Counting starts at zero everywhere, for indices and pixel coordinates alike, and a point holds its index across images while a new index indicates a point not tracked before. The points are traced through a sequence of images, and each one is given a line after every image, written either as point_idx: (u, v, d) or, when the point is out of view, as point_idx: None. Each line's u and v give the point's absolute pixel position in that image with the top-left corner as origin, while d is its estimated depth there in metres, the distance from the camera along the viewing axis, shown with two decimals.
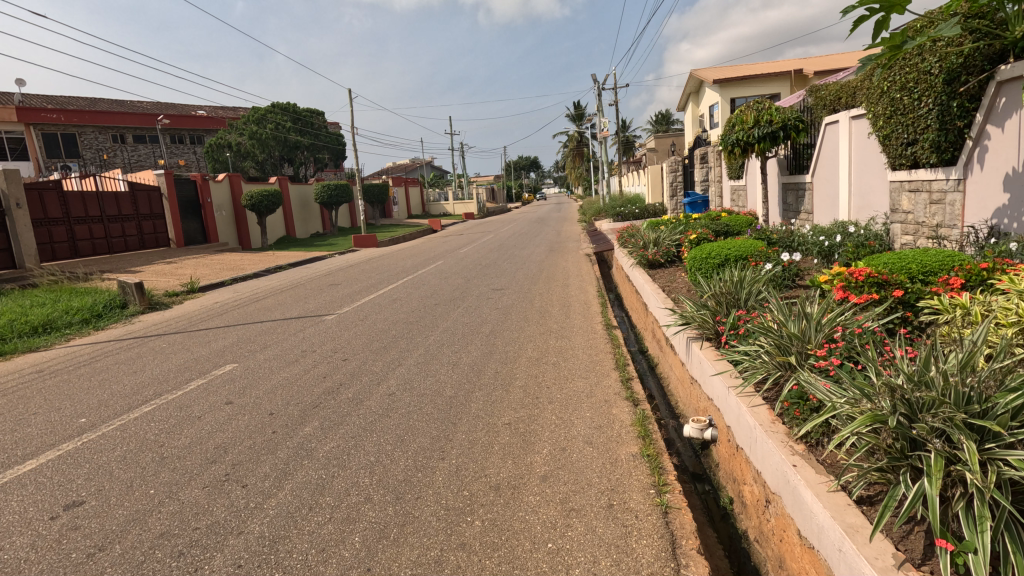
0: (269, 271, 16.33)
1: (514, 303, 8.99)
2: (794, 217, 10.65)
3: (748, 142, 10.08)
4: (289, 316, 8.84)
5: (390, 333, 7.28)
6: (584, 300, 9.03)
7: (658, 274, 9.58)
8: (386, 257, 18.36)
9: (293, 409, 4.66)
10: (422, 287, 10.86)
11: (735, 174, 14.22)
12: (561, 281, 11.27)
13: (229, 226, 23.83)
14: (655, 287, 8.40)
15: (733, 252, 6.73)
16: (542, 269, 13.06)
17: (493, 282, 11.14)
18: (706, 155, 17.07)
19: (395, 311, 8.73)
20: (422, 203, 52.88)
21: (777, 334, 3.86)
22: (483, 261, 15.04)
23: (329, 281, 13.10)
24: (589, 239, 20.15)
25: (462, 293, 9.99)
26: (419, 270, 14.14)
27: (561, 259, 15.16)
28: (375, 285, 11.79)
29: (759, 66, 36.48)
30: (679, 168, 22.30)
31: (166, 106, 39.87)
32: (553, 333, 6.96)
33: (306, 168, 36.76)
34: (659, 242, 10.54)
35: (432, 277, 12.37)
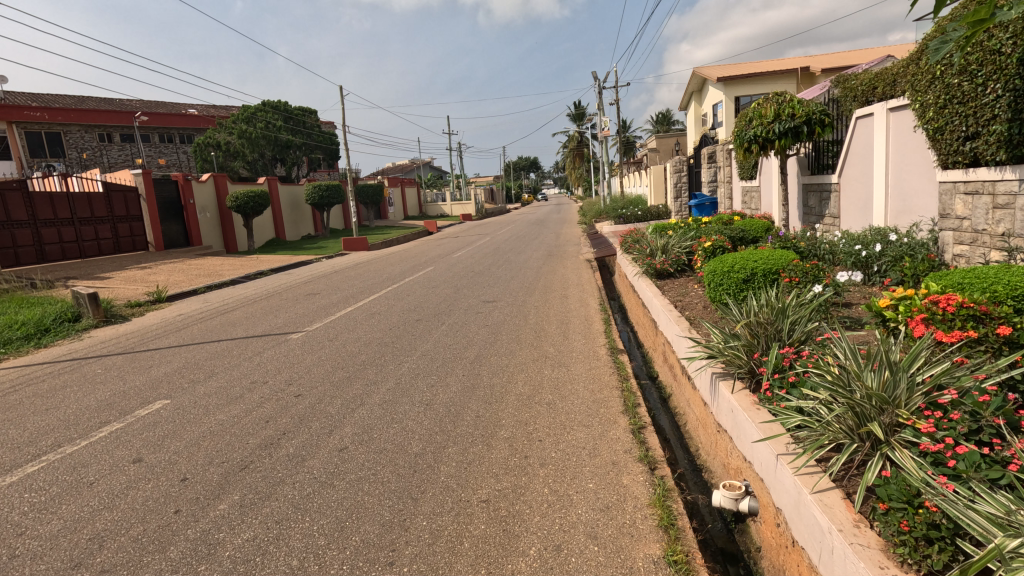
0: (248, 277, 15.32)
1: (506, 319, 7.96)
2: (817, 221, 9.62)
3: (767, 138, 9.07)
4: (251, 334, 7.81)
5: (360, 358, 6.27)
6: (585, 316, 8.00)
7: (669, 286, 8.55)
8: (374, 262, 17.31)
9: (212, 473, 3.64)
10: (406, 299, 9.84)
11: (748, 174, 13.17)
12: (559, 291, 10.25)
13: (214, 228, 22.83)
14: (666, 302, 7.38)
15: (760, 266, 5.72)
16: (539, 277, 12.02)
17: (485, 293, 10.11)
18: (714, 154, 16.04)
19: (371, 328, 7.72)
20: (419, 204, 51.81)
21: (850, 391, 2.85)
22: (476, 268, 14.01)
23: (308, 290, 12.07)
24: (589, 242, 19.07)
25: (448, 307, 8.98)
26: (408, 277, 13.11)
27: (560, 266, 14.12)
28: (355, 296, 10.76)
29: (764, 64, 35.51)
30: (684, 168, 21.28)
31: (155, 105, 38.80)
32: (549, 359, 5.94)
33: (298, 168, 35.71)
34: (668, 249, 9.54)
35: (419, 287, 11.35)
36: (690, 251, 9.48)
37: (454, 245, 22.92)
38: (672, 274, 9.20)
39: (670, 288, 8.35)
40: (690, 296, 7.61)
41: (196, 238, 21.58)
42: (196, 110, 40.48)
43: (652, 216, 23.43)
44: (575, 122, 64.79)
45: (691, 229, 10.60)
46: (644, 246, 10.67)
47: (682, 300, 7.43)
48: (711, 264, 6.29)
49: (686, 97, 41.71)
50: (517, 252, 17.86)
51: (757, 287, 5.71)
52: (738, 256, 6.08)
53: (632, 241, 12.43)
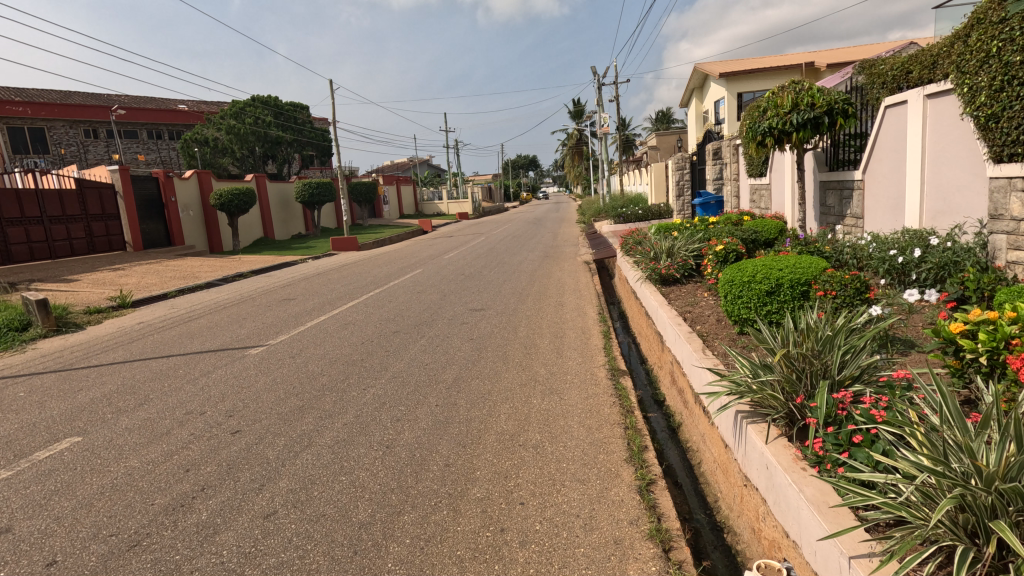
0: (226, 279, 14.44)
1: (493, 331, 7.11)
2: (837, 222, 8.77)
3: (784, 131, 8.21)
4: (208, 348, 6.94)
5: (322, 380, 5.41)
6: (582, 328, 7.15)
7: (676, 294, 7.70)
8: (361, 263, 16.44)
9: (91, 555, 2.78)
10: (387, 307, 8.98)
11: (757, 171, 12.30)
12: (554, 297, 9.40)
13: (197, 227, 21.94)
14: (673, 313, 6.55)
15: (787, 276, 4.87)
16: (533, 282, 11.16)
17: (473, 300, 9.26)
18: (720, 150, 15.19)
19: (341, 342, 6.85)
20: (415, 203, 50.90)
21: (964, 474, 2.01)
22: (467, 270, 13.15)
23: (285, 294, 11.21)
24: (588, 243, 18.21)
25: (431, 317, 8.11)
26: (393, 280, 12.26)
27: (556, 268, 13.25)
28: (333, 302, 9.90)
29: (767, 60, 34.69)
30: (687, 165, 20.43)
31: (145, 100, 37.86)
32: (539, 384, 5.08)
33: (289, 166, 34.80)
34: (674, 252, 8.69)
35: (404, 292, 10.49)
36: (699, 254, 8.62)
37: (447, 245, 22.04)
38: (678, 280, 8.35)
39: (677, 296, 7.50)
40: (700, 306, 6.77)
41: (178, 237, 20.70)
42: (186, 106, 39.53)
43: (652, 215, 22.59)
44: (574, 119, 63.93)
45: (698, 230, 9.74)
46: (647, 249, 9.81)
47: (692, 312, 6.58)
48: (728, 272, 5.47)
49: (687, 93, 40.86)
50: (512, 253, 16.98)
51: (783, 300, 4.87)
52: (759, 264, 5.24)
53: (634, 243, 11.58)
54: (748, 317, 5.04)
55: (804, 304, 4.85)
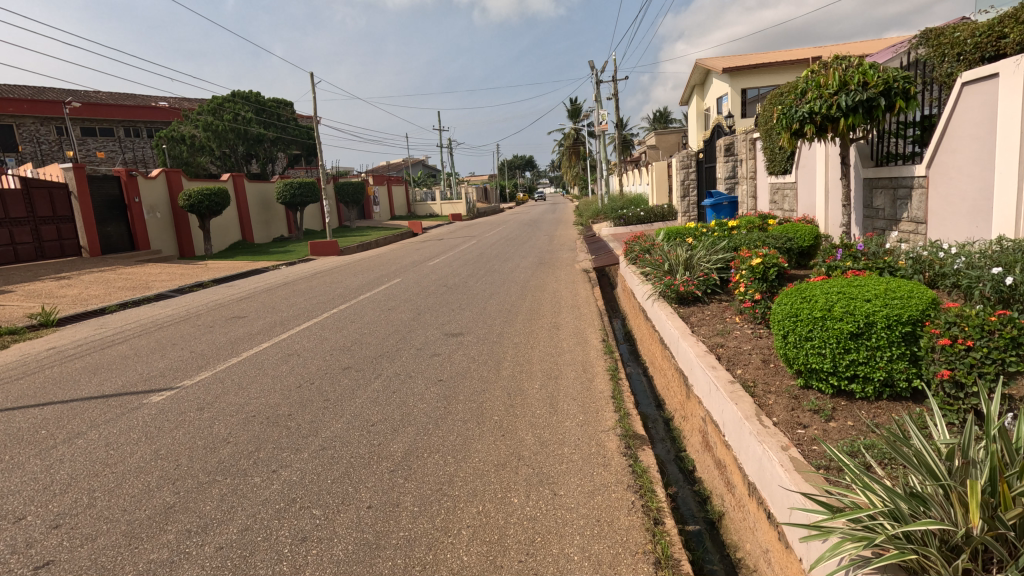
0: (182, 289, 12.88)
1: (469, 368, 5.60)
2: (888, 227, 7.28)
3: (829, 116, 6.70)
4: (103, 391, 5.41)
5: (221, 452, 3.89)
6: (583, 363, 5.64)
7: (701, 319, 6.18)
8: (336, 271, 14.85)
9: None
10: (345, 330, 7.46)
11: (782, 169, 10.75)
12: (549, 317, 7.89)
13: (165, 230, 20.38)
14: (701, 348, 5.05)
15: (884, 311, 3.35)
16: (525, 295, 9.65)
17: (451, 321, 7.76)
18: (733, 145, 13.70)
19: (273, 384, 5.35)
20: (407, 204, 49.24)
21: None
22: (451, 280, 11.64)
23: (237, 310, 9.68)
24: (587, 248, 16.67)
25: (396, 345, 6.62)
26: (365, 292, 10.75)
27: (551, 277, 11.70)
28: (287, 322, 8.37)
29: (772, 55, 33.30)
30: (693, 163, 18.95)
31: (123, 97, 36.29)
32: (524, 466, 3.56)
33: (272, 165, 33.17)
34: (693, 265, 7.20)
35: (373, 309, 8.97)
36: (723, 267, 7.15)
37: (434, 250, 20.43)
38: (699, 300, 6.86)
39: (702, 323, 6.00)
40: (736, 339, 5.26)
41: (142, 241, 19.14)
42: (166, 102, 37.90)
43: (654, 217, 21.10)
44: (571, 118, 62.53)
45: (719, 235, 8.25)
46: (657, 258, 8.32)
47: (727, 347, 5.06)
48: (787, 301, 3.97)
49: (687, 90, 39.52)
50: (503, 259, 15.44)
51: (878, 346, 3.36)
52: (832, 291, 3.74)
53: (641, 250, 10.08)
54: (824, 367, 3.54)
55: (910, 351, 3.34)
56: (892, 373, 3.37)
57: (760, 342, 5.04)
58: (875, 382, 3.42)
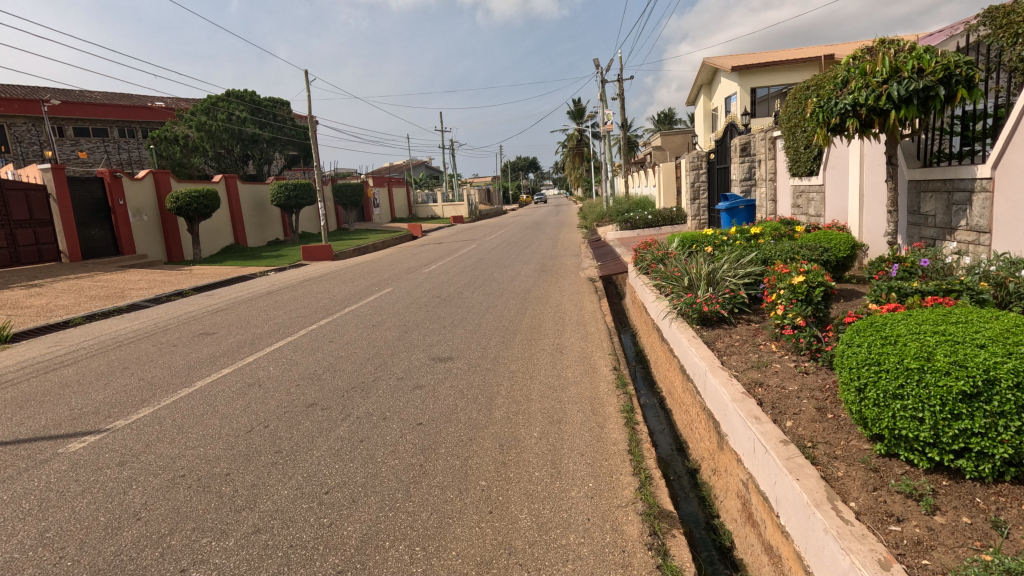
0: (158, 299, 12.01)
1: (455, 407, 4.70)
2: (940, 237, 6.36)
3: (876, 108, 5.78)
4: (17, 435, 4.53)
5: (123, 536, 3.01)
6: (592, 402, 4.74)
7: (730, 347, 5.26)
8: (324, 278, 13.96)
9: None
10: (321, 353, 6.58)
11: (807, 170, 9.78)
12: (552, 336, 6.99)
13: (152, 234, 19.57)
14: (736, 389, 4.15)
15: (1012, 363, 2.43)
16: (525, 309, 8.74)
17: (440, 342, 6.86)
18: (749, 144, 12.79)
19: (219, 427, 4.46)
20: (408, 206, 48.32)
21: None
22: (446, 290, 10.76)
23: (209, 325, 8.83)
24: (592, 254, 15.74)
25: (375, 373, 5.72)
26: (351, 303, 9.88)
27: (554, 287, 10.78)
28: (258, 340, 7.49)
29: (781, 54, 32.42)
30: (703, 165, 18.11)
31: (118, 97, 35.58)
32: (516, 568, 2.66)
33: (269, 166, 32.38)
34: (716, 280, 6.29)
35: (356, 325, 8.09)
36: (752, 282, 6.22)
37: (432, 254, 19.51)
38: (725, 321, 5.93)
39: (732, 353, 5.07)
40: (777, 378, 4.32)
41: (127, 245, 18.34)
42: (163, 102, 37.20)
43: (662, 220, 20.14)
44: (575, 119, 61.65)
45: (743, 245, 7.35)
46: (673, 271, 7.40)
47: (768, 389, 4.14)
48: (858, 341, 3.04)
49: (694, 90, 38.59)
50: (503, 266, 14.52)
51: (1002, 413, 2.44)
52: (925, 331, 2.81)
53: (654, 260, 9.15)
54: (920, 437, 2.63)
55: None
56: (1021, 450, 2.46)
57: (809, 383, 4.11)
58: (995, 460, 2.52)
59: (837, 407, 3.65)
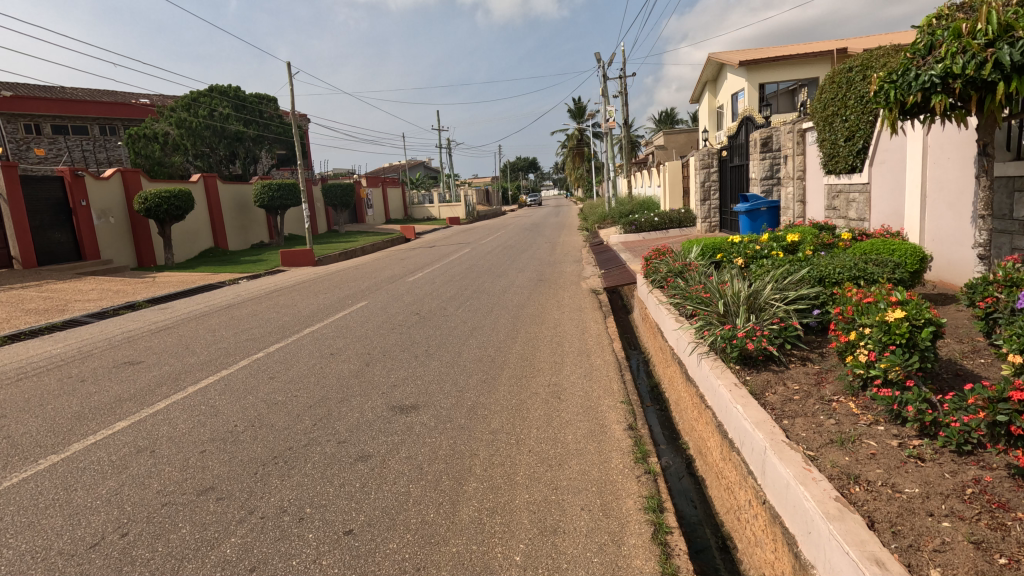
0: (103, 313, 10.58)
1: (404, 501, 3.28)
2: None
3: (974, 80, 4.37)
4: None
5: None
6: (603, 493, 3.31)
7: (788, 405, 3.84)
8: (298, 288, 12.56)
9: None
10: (253, 397, 5.17)
11: (847, 166, 8.34)
12: (548, 373, 5.57)
13: (120, 237, 18.17)
14: (824, 488, 2.74)
15: None
16: (516, 332, 7.32)
17: (407, 382, 5.44)
18: (771, 139, 11.39)
19: (54, 536, 3.03)
20: (403, 206, 46.86)
21: None
22: (427, 305, 9.35)
23: (141, 350, 7.42)
24: (595, 260, 14.27)
25: (310, 433, 4.29)
26: (314, 322, 8.46)
27: (552, 302, 9.33)
28: (185, 375, 6.06)
29: (791, 48, 31.00)
30: (713, 163, 16.74)
31: (102, 94, 34.19)
32: None
33: (255, 165, 30.95)
34: (758, 305, 4.88)
35: (311, 354, 6.66)
36: (805, 308, 4.82)
37: (421, 259, 18.07)
38: (772, 361, 4.53)
39: (795, 416, 3.66)
40: (879, 467, 2.91)
41: (90, 250, 16.93)
42: (147, 100, 35.78)
43: (670, 223, 18.72)
44: (575, 118, 60.35)
45: (787, 257, 5.92)
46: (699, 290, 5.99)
47: (873, 490, 2.72)
48: None
49: (699, 87, 37.19)
50: (497, 274, 13.07)
51: None
52: None
53: (670, 273, 7.73)
54: None
55: None
56: None
57: (937, 484, 2.69)
58: None
59: (1009, 543, 2.23)
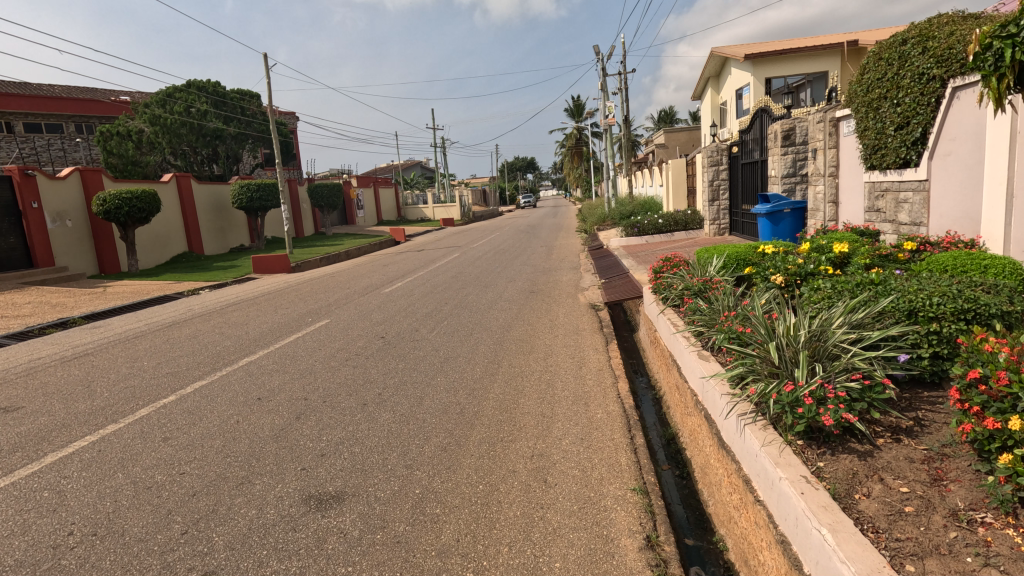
0: (24, 333, 9.10)
1: None
2: None
3: None
4: None
5: None
6: None
7: (900, 526, 2.43)
8: (259, 301, 11.12)
9: None
10: (124, 476, 3.73)
11: (897, 160, 6.93)
12: (534, 434, 4.16)
13: (78, 242, 16.71)
14: None
15: None
16: (497, 365, 5.89)
17: (340, 450, 4.00)
18: (795, 131, 10.01)
19: None
20: (396, 207, 45.37)
21: None
22: (396, 326, 7.91)
23: (30, 388, 5.95)
24: (595, 267, 12.82)
25: (169, 554, 2.86)
26: (256, 350, 7.02)
27: (543, 322, 7.91)
28: (56, 434, 4.59)
29: (799, 41, 29.63)
30: (723, 161, 15.34)
31: (78, 90, 32.68)
32: None
33: (237, 165, 29.50)
34: (823, 352, 3.46)
35: (233, 399, 5.22)
36: (890, 357, 3.41)
37: (405, 265, 16.63)
38: (850, 434, 3.14)
39: (921, 554, 2.25)
40: None
41: (41, 257, 15.48)
42: (127, 97, 34.29)
43: (674, 225, 17.28)
44: (574, 117, 58.92)
45: (848, 276, 4.49)
46: (732, 321, 4.58)
47: None
48: None
49: (700, 83, 35.93)
50: (484, 284, 11.63)
51: None
52: None
53: (687, 291, 6.29)
54: None
55: None
56: None
57: None
58: None
59: None
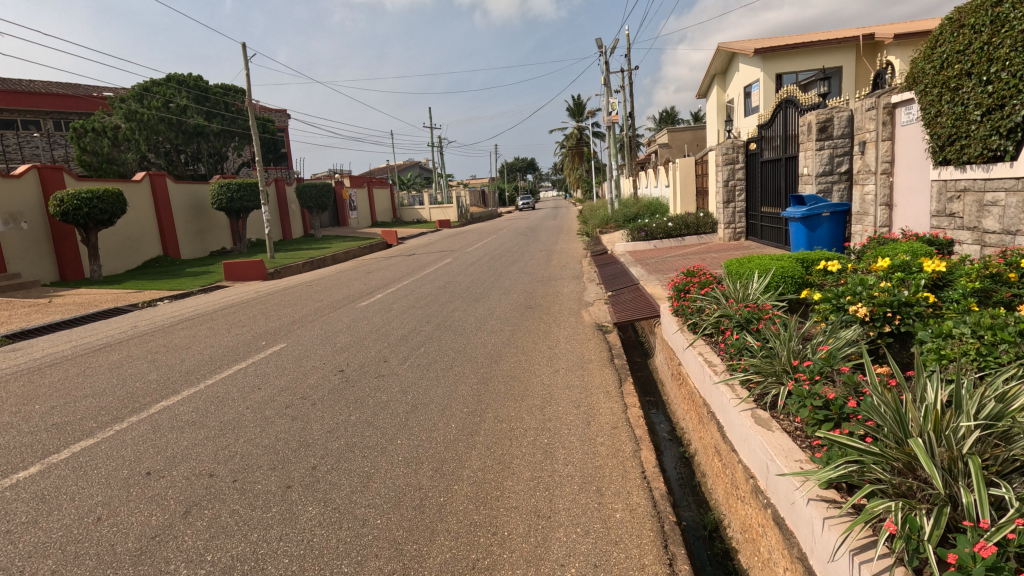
0: None
1: None
2: None
3: None
4: None
5: None
6: None
7: None
8: (215, 315, 9.71)
9: None
10: None
11: (983, 153, 5.53)
12: (522, 556, 2.75)
13: (35, 246, 15.31)
14: None
15: None
16: (477, 419, 4.47)
17: None
18: (833, 122, 8.62)
19: None
20: (392, 208, 43.88)
21: None
22: (362, 354, 6.52)
23: None
24: (600, 277, 11.43)
25: None
26: (182, 389, 5.60)
27: (540, 349, 6.51)
28: None
29: (812, 36, 28.23)
30: (739, 158, 13.92)
31: (57, 86, 31.29)
32: None
33: (221, 164, 28.11)
34: (1004, 464, 2.08)
35: (116, 472, 3.82)
36: None
37: (392, 272, 15.26)
38: None
39: None
40: None
41: None
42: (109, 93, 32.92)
43: (684, 229, 15.90)
44: (574, 117, 57.49)
45: (984, 315, 3.08)
46: (812, 380, 3.17)
47: None
48: None
49: (707, 80, 34.53)
50: (474, 297, 10.24)
51: None
52: None
53: (724, 318, 4.89)
54: None
55: None
56: None
57: None
58: None
59: None
